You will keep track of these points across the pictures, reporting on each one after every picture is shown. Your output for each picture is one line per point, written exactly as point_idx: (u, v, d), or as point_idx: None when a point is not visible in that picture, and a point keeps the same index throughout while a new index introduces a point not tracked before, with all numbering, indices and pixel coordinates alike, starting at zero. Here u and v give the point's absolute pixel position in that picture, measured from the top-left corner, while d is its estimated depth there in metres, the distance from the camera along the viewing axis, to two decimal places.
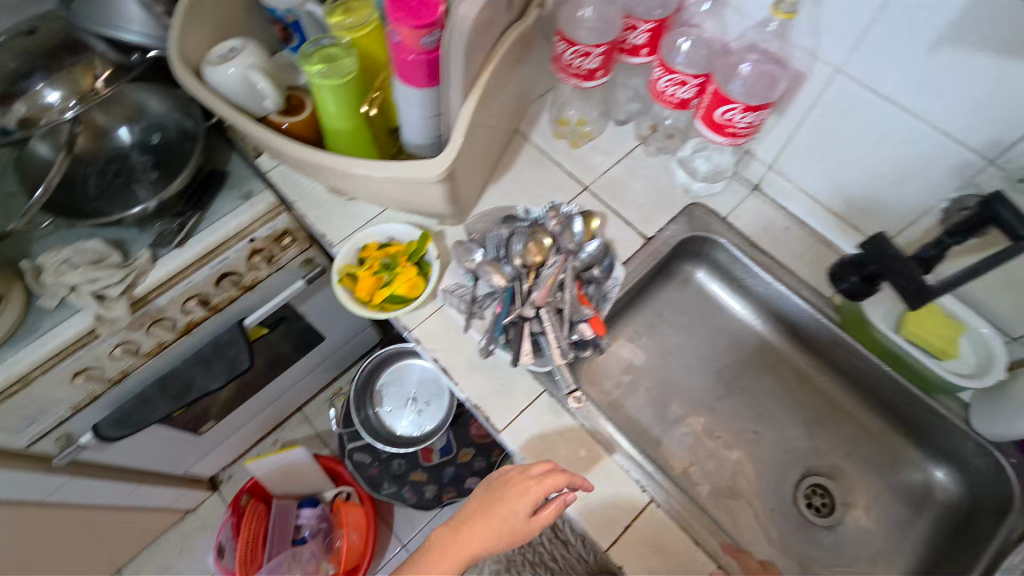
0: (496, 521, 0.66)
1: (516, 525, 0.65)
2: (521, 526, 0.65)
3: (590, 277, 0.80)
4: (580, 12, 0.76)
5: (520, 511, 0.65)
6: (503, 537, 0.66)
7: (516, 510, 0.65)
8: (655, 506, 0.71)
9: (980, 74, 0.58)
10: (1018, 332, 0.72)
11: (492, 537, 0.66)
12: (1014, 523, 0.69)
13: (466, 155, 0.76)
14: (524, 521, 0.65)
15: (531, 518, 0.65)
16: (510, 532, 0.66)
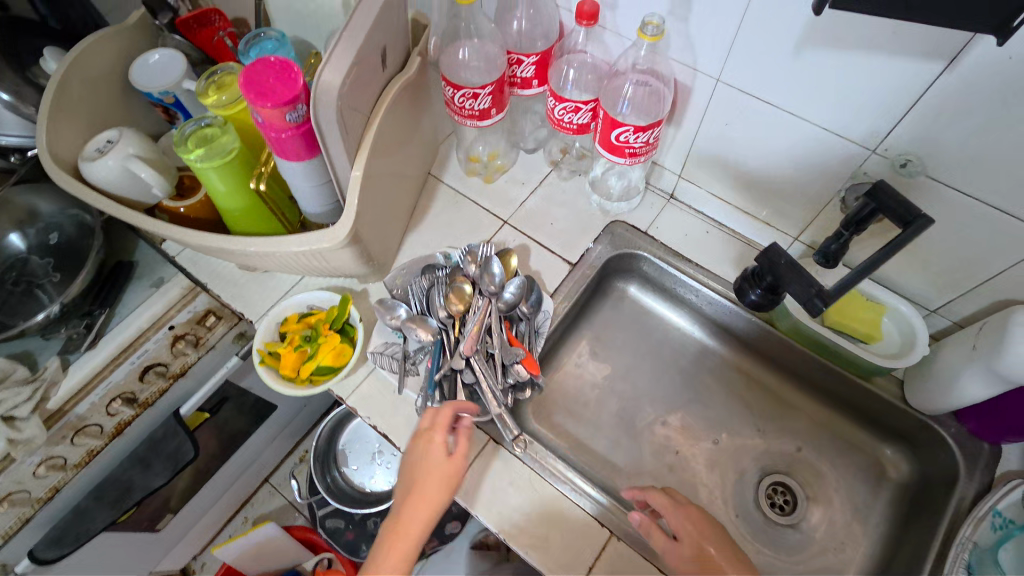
0: (424, 479, 0.63)
1: (440, 470, 0.63)
2: (445, 470, 0.63)
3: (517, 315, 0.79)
4: (460, 54, 0.77)
5: (438, 452, 0.64)
6: (435, 491, 0.62)
7: (434, 455, 0.64)
8: (616, 540, 0.69)
9: (843, 70, 0.59)
10: (934, 305, 0.75)
11: (430, 496, 0.62)
12: (962, 492, 0.70)
13: (370, 214, 0.74)
14: (444, 461, 0.64)
15: (450, 456, 0.64)
16: (439, 482, 0.63)
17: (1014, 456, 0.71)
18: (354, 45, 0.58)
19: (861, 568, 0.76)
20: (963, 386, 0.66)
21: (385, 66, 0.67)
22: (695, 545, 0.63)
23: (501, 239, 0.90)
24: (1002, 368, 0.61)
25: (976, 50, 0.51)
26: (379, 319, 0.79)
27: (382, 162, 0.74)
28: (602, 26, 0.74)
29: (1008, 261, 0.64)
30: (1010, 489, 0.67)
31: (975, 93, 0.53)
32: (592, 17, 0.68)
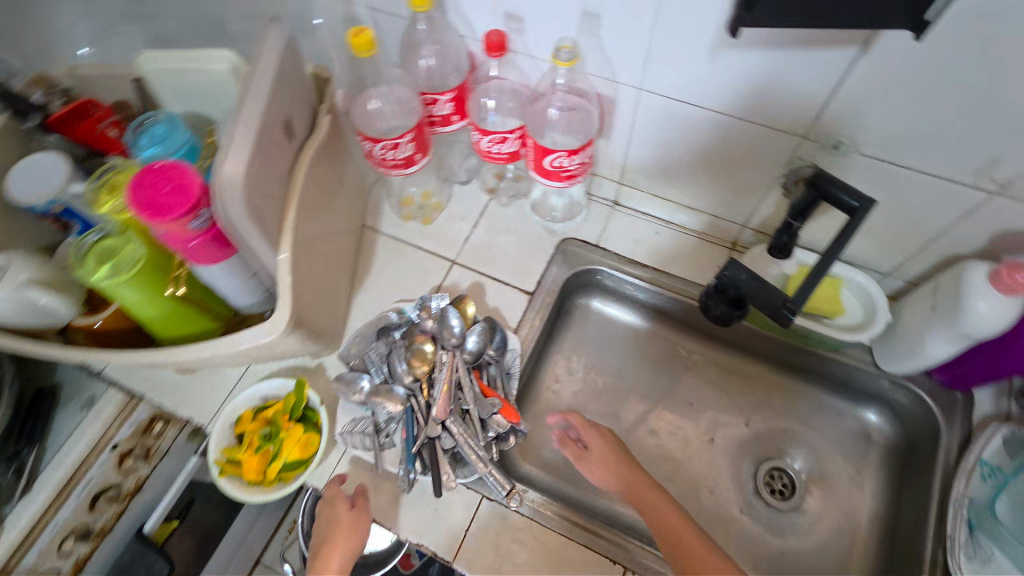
0: (331, 538, 0.66)
1: (345, 528, 0.66)
2: (357, 526, 0.67)
3: (485, 361, 0.77)
4: (370, 105, 0.74)
5: (342, 509, 0.67)
6: (345, 547, 0.65)
7: (338, 515, 0.67)
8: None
9: (763, 65, 0.58)
10: (886, 268, 0.76)
11: (345, 550, 0.66)
12: (946, 445, 0.71)
13: (307, 291, 0.69)
14: (347, 517, 0.67)
15: (353, 510, 0.68)
16: (349, 536, 0.66)
17: (987, 400, 0.73)
18: (252, 127, 0.53)
19: (870, 540, 0.77)
20: (930, 348, 0.67)
21: (292, 136, 0.62)
22: (607, 459, 0.72)
23: (452, 281, 0.86)
24: (963, 326, 0.62)
25: (888, 33, 0.50)
26: (341, 396, 0.75)
27: (309, 234, 0.68)
28: (512, 50, 0.71)
29: (949, 220, 0.65)
30: (989, 436, 0.69)
31: (892, 71, 0.53)
32: (501, 47, 0.65)
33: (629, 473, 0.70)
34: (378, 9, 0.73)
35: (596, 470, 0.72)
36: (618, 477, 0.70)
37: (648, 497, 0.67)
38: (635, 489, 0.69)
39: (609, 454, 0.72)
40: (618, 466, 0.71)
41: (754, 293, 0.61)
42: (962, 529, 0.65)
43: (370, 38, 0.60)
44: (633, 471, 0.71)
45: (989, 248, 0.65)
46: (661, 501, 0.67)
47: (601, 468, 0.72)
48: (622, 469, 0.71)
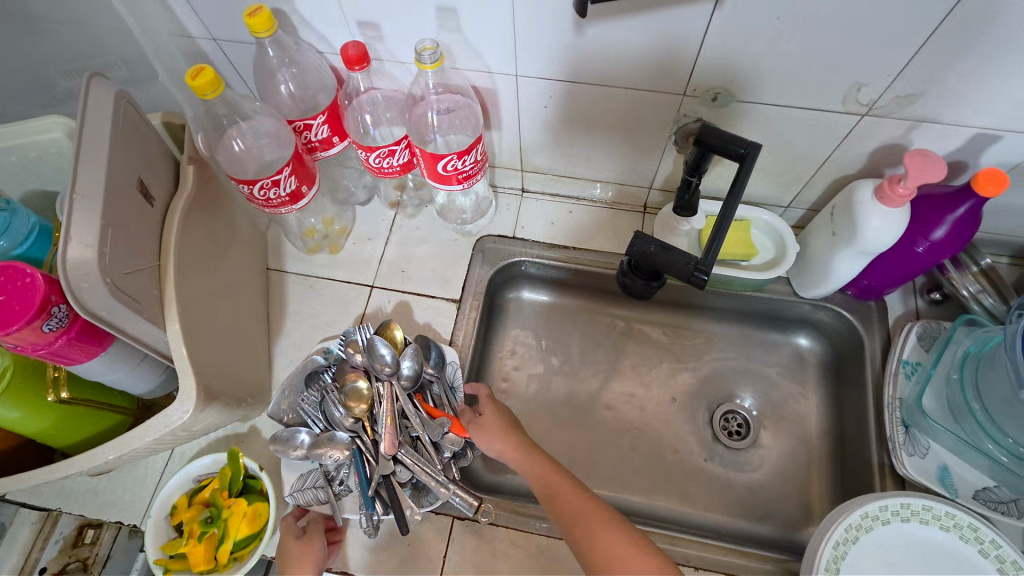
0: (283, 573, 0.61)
1: (294, 557, 0.62)
2: (313, 548, 0.63)
3: (425, 381, 0.74)
4: (237, 147, 0.67)
5: (287, 539, 0.63)
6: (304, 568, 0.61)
7: (286, 544, 0.63)
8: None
9: (626, 33, 0.58)
10: (787, 201, 0.79)
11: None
12: (871, 354, 0.76)
13: (215, 357, 0.63)
14: (295, 548, 0.63)
15: (300, 540, 0.64)
16: (307, 558, 0.62)
17: (897, 303, 0.78)
18: (94, 200, 0.47)
19: (826, 453, 0.79)
20: (838, 269, 0.70)
21: (151, 197, 0.56)
22: (498, 425, 0.68)
23: (375, 307, 0.82)
24: (861, 243, 0.65)
25: None
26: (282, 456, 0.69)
27: (203, 295, 0.62)
28: (378, 58, 0.67)
29: (831, 146, 0.67)
30: (905, 336, 0.73)
31: (748, 19, 0.54)
32: (362, 59, 0.60)
33: (515, 437, 0.68)
34: (224, 39, 0.68)
35: (481, 436, 0.68)
36: (502, 441, 0.67)
37: (530, 456, 0.66)
38: (518, 451, 0.67)
39: (495, 424, 0.68)
40: (505, 430, 0.68)
41: (660, 262, 0.58)
42: (900, 430, 0.69)
43: (213, 74, 0.55)
44: (519, 433, 0.69)
45: (871, 164, 0.68)
46: (543, 459, 0.66)
47: (486, 433, 0.68)
48: (505, 432, 0.68)
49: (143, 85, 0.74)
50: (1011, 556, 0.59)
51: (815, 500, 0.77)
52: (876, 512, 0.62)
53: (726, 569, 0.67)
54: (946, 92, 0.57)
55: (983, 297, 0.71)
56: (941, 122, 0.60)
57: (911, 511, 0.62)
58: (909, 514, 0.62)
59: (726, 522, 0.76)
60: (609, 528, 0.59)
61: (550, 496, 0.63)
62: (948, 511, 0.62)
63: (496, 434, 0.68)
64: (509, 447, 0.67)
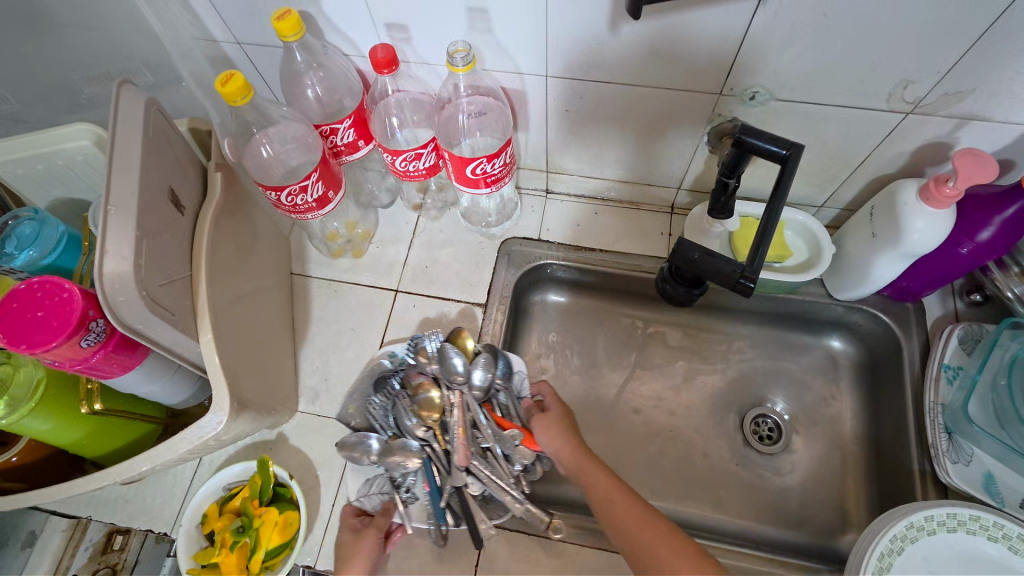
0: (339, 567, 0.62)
1: (348, 551, 0.63)
2: (364, 544, 0.63)
3: (494, 392, 0.74)
4: (265, 153, 0.66)
5: (345, 533, 0.64)
6: (355, 567, 0.61)
7: (343, 539, 0.64)
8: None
9: (663, 33, 0.56)
10: (821, 201, 0.77)
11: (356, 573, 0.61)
12: (909, 356, 0.74)
13: (247, 366, 0.63)
14: (349, 544, 0.63)
15: (354, 536, 0.64)
16: (358, 556, 0.62)
17: (935, 305, 0.76)
18: (129, 211, 0.46)
19: (861, 458, 0.77)
20: (878, 270, 0.68)
21: (182, 206, 0.55)
22: (563, 427, 0.68)
23: (399, 312, 0.81)
24: (905, 245, 0.63)
25: None
26: (351, 460, 0.69)
27: (230, 304, 0.62)
28: (404, 59, 0.66)
29: (872, 144, 0.65)
30: (946, 339, 0.71)
31: (795, 14, 0.52)
32: (391, 62, 0.59)
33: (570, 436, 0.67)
34: (248, 42, 0.67)
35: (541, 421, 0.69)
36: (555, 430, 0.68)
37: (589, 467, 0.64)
38: (578, 461, 0.65)
39: (557, 425, 0.68)
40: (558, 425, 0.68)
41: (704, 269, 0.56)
42: (942, 436, 0.67)
43: (243, 81, 0.54)
44: (581, 443, 0.67)
45: (913, 162, 0.66)
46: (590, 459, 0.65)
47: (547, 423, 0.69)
48: (565, 437, 0.67)
49: (166, 90, 0.74)
50: None
51: (850, 507, 0.75)
52: (921, 522, 0.60)
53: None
54: (998, 89, 0.55)
55: None
56: (991, 120, 0.58)
57: (958, 521, 0.60)
58: (956, 525, 0.60)
59: (760, 529, 0.75)
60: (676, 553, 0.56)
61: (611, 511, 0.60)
62: (996, 521, 0.60)
63: (557, 437, 0.67)
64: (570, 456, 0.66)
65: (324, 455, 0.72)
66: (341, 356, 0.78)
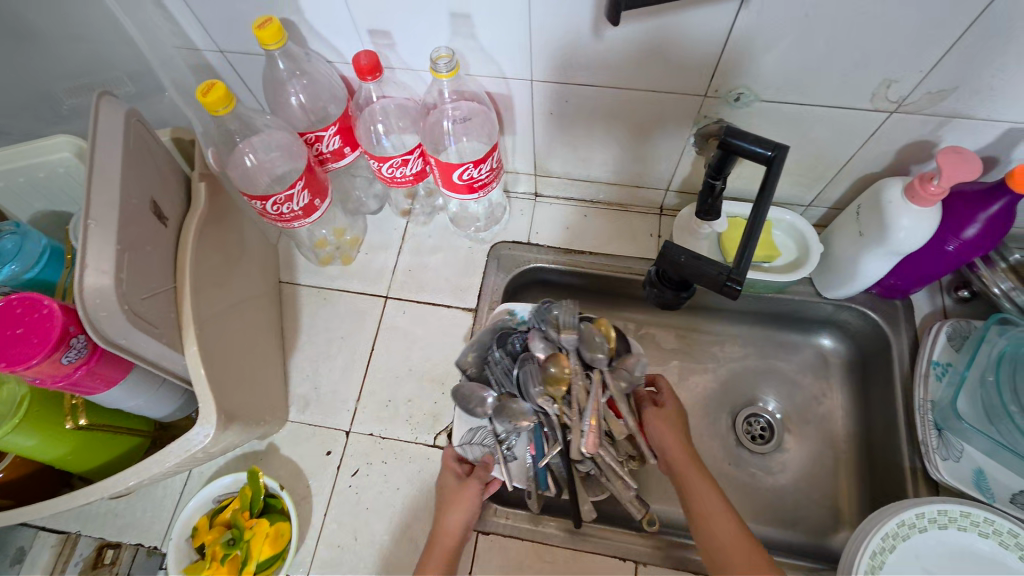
0: (444, 507, 0.65)
1: (455, 492, 0.66)
2: (469, 492, 0.65)
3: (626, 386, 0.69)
4: (249, 162, 0.66)
5: (451, 477, 0.67)
6: (454, 513, 0.64)
7: (448, 484, 0.67)
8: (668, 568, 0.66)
9: (648, 37, 0.56)
10: (808, 200, 0.77)
11: (462, 514, 0.64)
12: (899, 353, 0.74)
13: (235, 378, 0.62)
14: (455, 489, 0.66)
15: (460, 482, 0.67)
16: (459, 502, 0.65)
17: (923, 301, 0.76)
18: (110, 225, 0.46)
19: (853, 456, 0.77)
20: (866, 269, 0.68)
21: (165, 218, 0.55)
22: (673, 423, 0.68)
23: (389, 319, 0.80)
24: (892, 244, 0.63)
25: None
26: (459, 408, 0.71)
27: (217, 315, 0.61)
28: (389, 66, 0.66)
29: (856, 143, 0.65)
30: (935, 336, 0.71)
31: (775, 17, 0.52)
32: (374, 69, 0.59)
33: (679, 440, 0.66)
34: (230, 50, 0.66)
35: (656, 421, 0.68)
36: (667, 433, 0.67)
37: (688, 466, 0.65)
38: (682, 460, 0.65)
39: (668, 424, 0.68)
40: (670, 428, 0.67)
41: (690, 272, 0.55)
42: (932, 433, 0.67)
43: (224, 90, 0.53)
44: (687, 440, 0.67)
45: (897, 161, 0.66)
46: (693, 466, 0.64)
47: (660, 423, 0.67)
48: (671, 431, 0.67)
49: (149, 99, 0.73)
50: None
51: (843, 505, 0.75)
52: (913, 520, 0.60)
53: None
54: (980, 87, 0.55)
55: (1015, 295, 0.69)
56: (974, 118, 0.58)
57: (949, 518, 0.60)
58: (947, 521, 0.60)
59: (756, 529, 0.75)
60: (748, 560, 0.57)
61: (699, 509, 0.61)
62: (987, 517, 0.60)
63: (664, 430, 0.67)
64: (675, 453, 0.66)
65: (316, 465, 0.72)
66: (331, 364, 0.78)
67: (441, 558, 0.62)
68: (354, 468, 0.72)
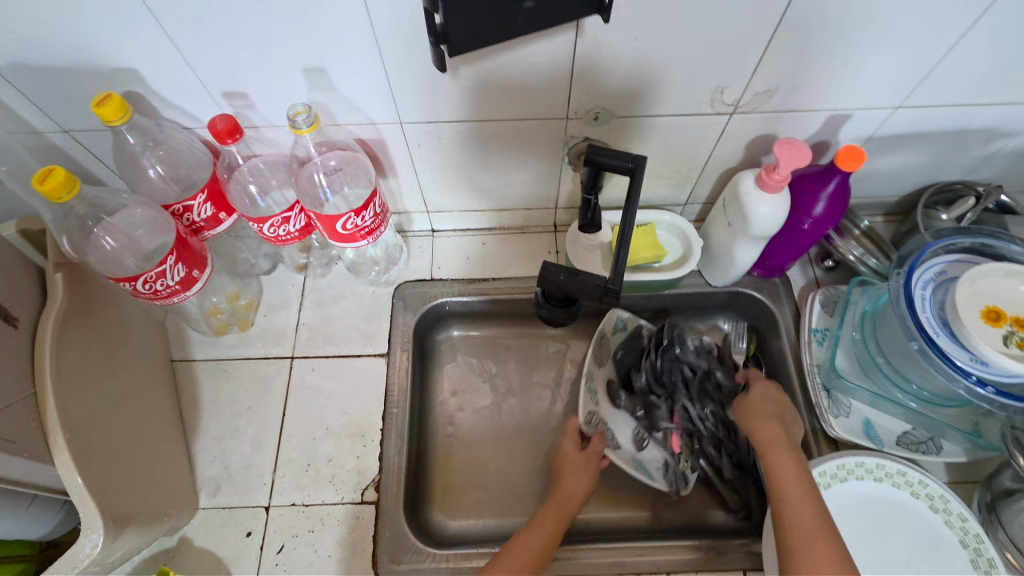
0: (562, 468, 0.72)
1: (576, 461, 0.72)
2: (589, 464, 0.72)
3: None
4: (108, 244, 0.62)
5: (573, 446, 0.74)
6: (574, 478, 0.70)
7: (568, 449, 0.73)
8: (632, 568, 0.67)
9: (501, 73, 0.59)
10: (683, 199, 0.82)
11: (574, 479, 0.70)
12: (785, 326, 0.80)
13: (126, 478, 0.57)
14: (576, 456, 0.73)
15: (582, 451, 0.73)
16: (579, 468, 0.71)
17: (798, 275, 0.84)
18: None
19: None
20: (740, 256, 0.74)
21: (13, 319, 0.52)
22: (767, 416, 0.67)
23: (296, 380, 0.77)
24: (756, 230, 0.69)
25: (589, 25, 0.54)
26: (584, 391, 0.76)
27: (100, 413, 0.57)
28: (252, 125, 0.64)
29: (709, 143, 0.71)
30: (811, 306, 0.78)
31: (608, 43, 0.56)
32: (233, 131, 0.58)
33: (777, 431, 0.65)
34: (76, 129, 0.63)
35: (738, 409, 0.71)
36: (765, 427, 0.66)
37: (779, 459, 0.62)
38: (775, 447, 0.64)
39: (765, 417, 0.67)
40: (765, 419, 0.67)
41: (571, 289, 0.57)
42: (823, 394, 0.73)
43: (65, 176, 0.51)
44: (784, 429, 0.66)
45: (748, 154, 0.73)
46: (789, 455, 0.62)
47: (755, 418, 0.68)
48: (765, 423, 0.67)
49: None
50: (938, 491, 0.64)
51: None
52: (817, 480, 0.65)
53: (697, 566, 0.67)
54: (797, 84, 0.62)
55: (867, 258, 0.77)
56: (797, 110, 0.66)
57: (847, 471, 0.66)
58: (846, 474, 0.66)
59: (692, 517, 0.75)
60: (825, 556, 0.53)
61: (792, 514, 0.57)
62: (878, 463, 0.66)
63: (758, 422, 0.67)
64: (769, 446, 0.64)
65: (236, 549, 0.67)
66: (241, 438, 0.74)
67: (561, 508, 0.67)
68: (278, 544, 0.67)
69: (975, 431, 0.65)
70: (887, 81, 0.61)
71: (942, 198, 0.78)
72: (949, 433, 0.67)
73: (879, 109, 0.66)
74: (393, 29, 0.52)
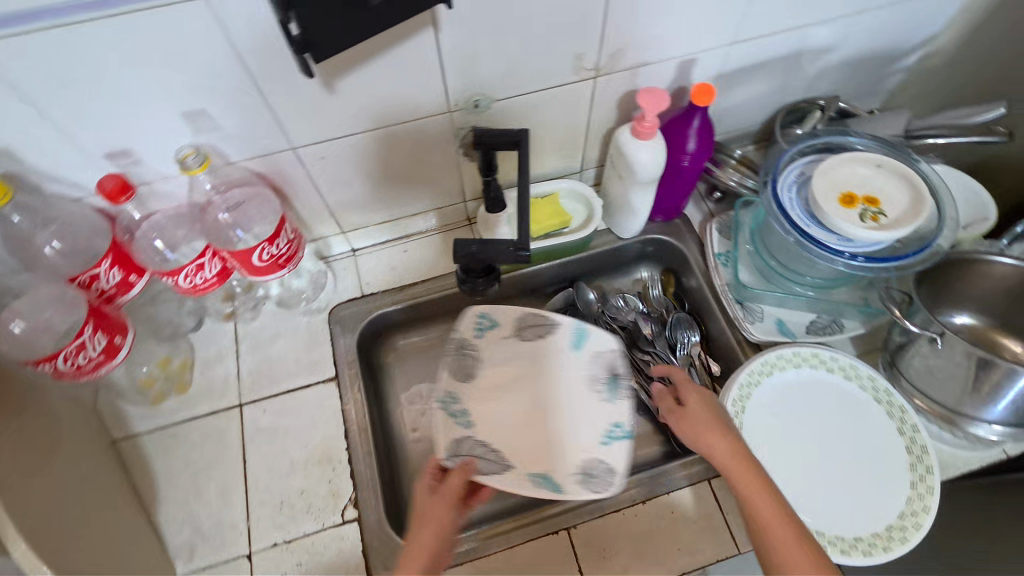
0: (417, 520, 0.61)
1: (431, 506, 0.62)
2: (438, 508, 0.61)
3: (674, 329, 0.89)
4: (18, 329, 0.61)
5: (424, 490, 0.65)
6: (426, 527, 0.59)
7: (423, 491, 0.65)
8: (610, 504, 0.71)
9: (376, 81, 0.62)
10: (575, 168, 0.89)
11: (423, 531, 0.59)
12: (693, 257, 0.87)
13: (91, 562, 0.55)
14: (429, 503, 0.62)
15: (434, 495, 0.63)
16: (430, 520, 0.60)
17: (694, 212, 0.92)
18: None
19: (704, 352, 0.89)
20: (637, 203, 0.81)
21: None
22: (715, 430, 0.61)
23: (250, 426, 0.76)
24: (643, 175, 0.76)
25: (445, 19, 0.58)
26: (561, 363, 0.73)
27: (47, 503, 0.55)
28: (144, 182, 0.64)
29: (585, 109, 0.77)
30: (710, 235, 0.87)
31: (467, 33, 0.61)
32: (124, 189, 0.58)
33: (732, 449, 0.59)
34: None
35: (681, 425, 0.64)
36: (720, 446, 0.59)
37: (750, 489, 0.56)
38: (738, 470, 0.57)
39: (716, 433, 0.61)
40: (718, 436, 0.60)
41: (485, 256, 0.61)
42: (737, 307, 0.81)
43: None
44: (736, 446, 0.59)
45: (622, 111, 0.80)
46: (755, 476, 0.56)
47: (705, 434, 0.61)
48: (719, 443, 0.60)
49: None
50: (846, 361, 0.73)
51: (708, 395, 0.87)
52: (748, 380, 0.72)
53: (667, 489, 0.72)
54: (642, 40, 0.69)
55: (745, 180, 0.85)
56: (650, 63, 0.73)
57: (770, 365, 0.73)
58: (770, 368, 0.73)
59: (655, 452, 0.81)
60: None
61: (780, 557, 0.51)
62: (794, 351, 0.74)
63: (709, 441, 0.60)
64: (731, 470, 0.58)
65: None
66: (206, 496, 0.72)
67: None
68: None
69: (865, 304, 0.76)
70: (715, 22, 0.70)
71: (793, 117, 0.88)
72: (845, 310, 0.77)
73: (717, 48, 0.74)
74: (261, 56, 0.55)
